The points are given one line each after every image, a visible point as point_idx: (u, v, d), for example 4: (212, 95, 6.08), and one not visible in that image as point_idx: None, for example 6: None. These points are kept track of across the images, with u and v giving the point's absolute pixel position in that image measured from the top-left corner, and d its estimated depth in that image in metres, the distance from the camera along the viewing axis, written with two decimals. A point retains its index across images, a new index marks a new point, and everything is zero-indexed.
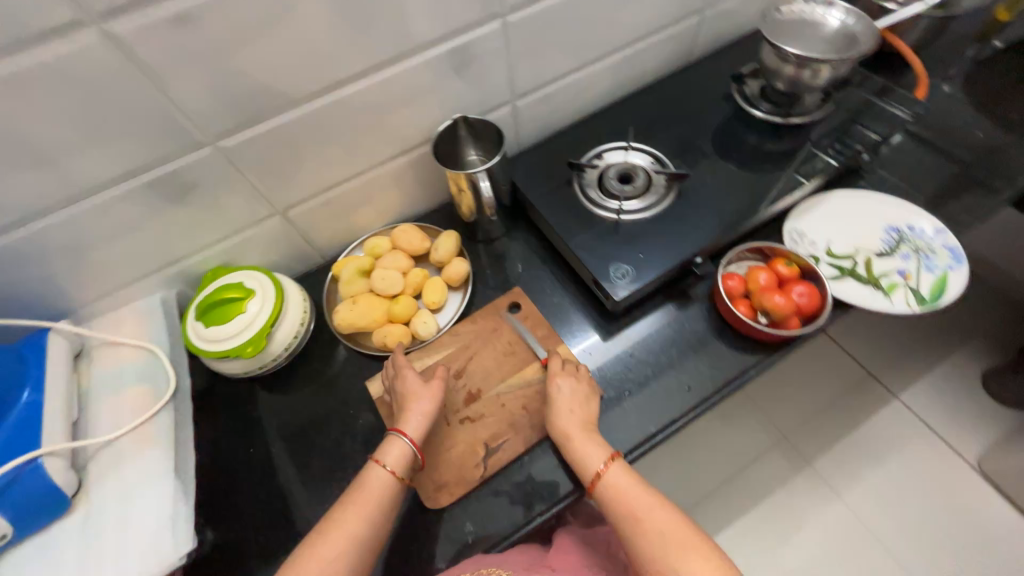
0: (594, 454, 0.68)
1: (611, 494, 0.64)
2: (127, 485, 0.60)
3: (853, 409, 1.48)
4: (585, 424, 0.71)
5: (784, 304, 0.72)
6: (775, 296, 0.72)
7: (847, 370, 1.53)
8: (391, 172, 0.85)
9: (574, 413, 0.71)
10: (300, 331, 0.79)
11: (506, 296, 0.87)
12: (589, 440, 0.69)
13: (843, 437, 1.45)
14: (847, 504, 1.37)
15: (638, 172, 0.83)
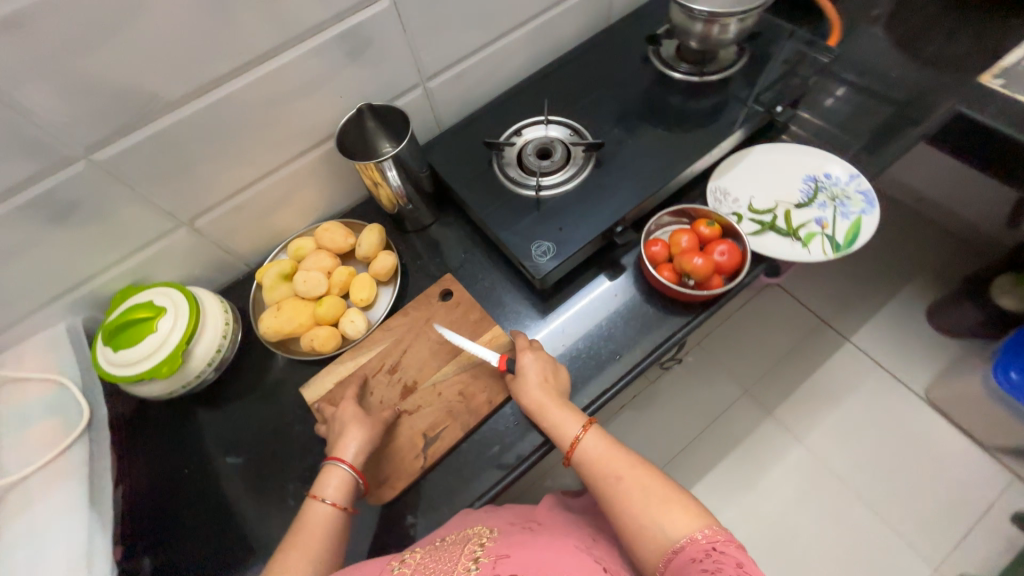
0: (571, 420, 0.66)
1: (587, 460, 0.63)
2: (41, 524, 0.57)
3: (808, 356, 1.52)
4: (558, 395, 0.69)
5: (703, 265, 0.72)
6: (694, 258, 0.72)
7: (800, 319, 1.57)
8: (304, 169, 0.81)
9: (545, 386, 0.69)
10: (224, 345, 0.77)
11: (437, 283, 0.84)
12: (564, 407, 0.67)
13: (800, 385, 1.49)
14: (807, 447, 1.42)
15: (556, 146, 0.81)
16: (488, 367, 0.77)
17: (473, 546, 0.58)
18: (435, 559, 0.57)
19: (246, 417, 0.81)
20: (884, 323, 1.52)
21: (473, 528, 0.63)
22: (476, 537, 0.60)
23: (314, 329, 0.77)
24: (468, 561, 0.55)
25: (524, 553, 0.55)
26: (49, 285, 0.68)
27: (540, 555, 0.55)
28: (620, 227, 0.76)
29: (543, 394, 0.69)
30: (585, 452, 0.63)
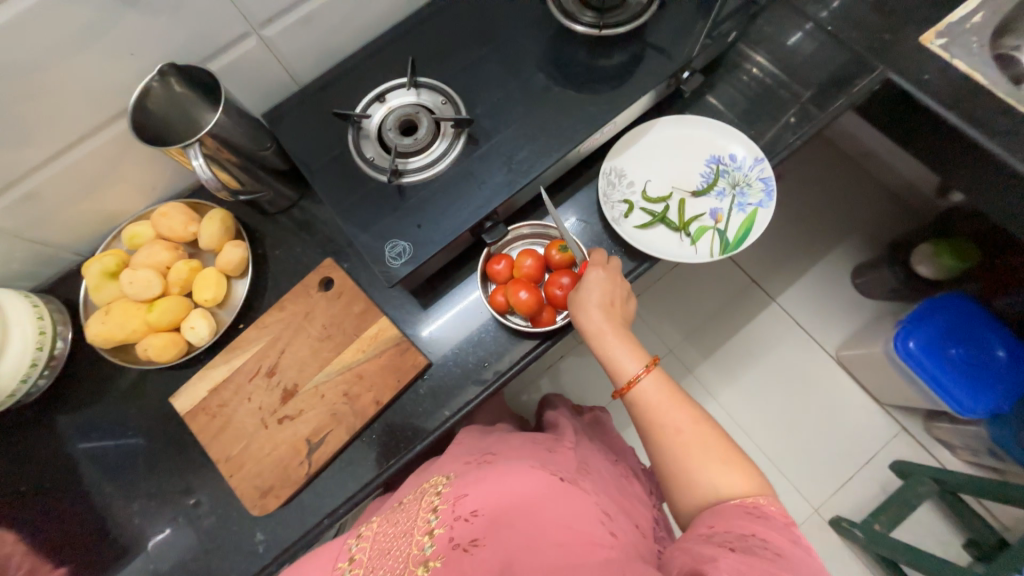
0: (633, 357, 0.59)
1: (642, 403, 0.57)
2: None
3: (734, 317, 1.48)
4: (619, 321, 0.62)
5: (528, 301, 0.66)
6: (520, 291, 0.67)
7: (733, 278, 1.50)
8: (112, 145, 0.67)
9: (615, 309, 0.62)
10: (42, 356, 0.68)
11: (317, 271, 0.73)
12: (628, 342, 0.60)
13: (724, 344, 1.47)
14: (721, 404, 1.43)
15: (422, 119, 0.68)
16: (379, 361, 0.67)
17: (430, 497, 0.57)
18: (391, 524, 0.58)
19: (82, 427, 0.72)
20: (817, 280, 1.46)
21: (427, 481, 0.62)
22: (432, 488, 0.59)
23: (150, 337, 0.69)
24: (425, 514, 0.55)
25: (483, 487, 0.54)
26: None
27: (497, 481, 0.55)
28: (490, 223, 0.67)
29: (609, 319, 0.61)
30: (642, 395, 0.57)
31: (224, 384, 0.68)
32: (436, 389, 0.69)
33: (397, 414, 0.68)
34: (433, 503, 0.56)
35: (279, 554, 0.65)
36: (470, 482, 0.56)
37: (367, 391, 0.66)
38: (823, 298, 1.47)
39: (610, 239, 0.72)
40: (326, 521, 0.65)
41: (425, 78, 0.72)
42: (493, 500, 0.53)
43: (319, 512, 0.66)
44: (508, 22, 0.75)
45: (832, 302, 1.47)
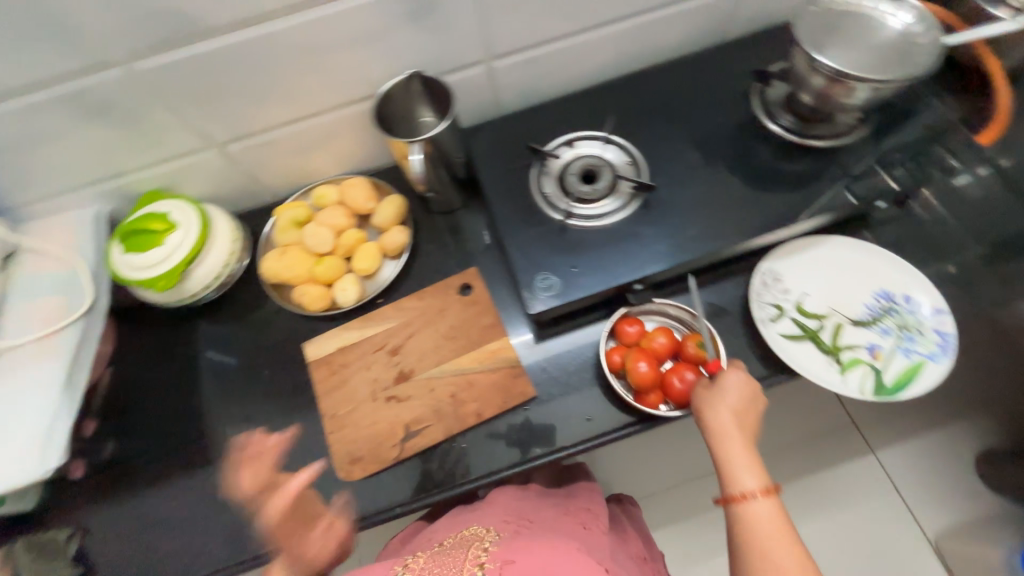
0: (752, 474, 0.55)
1: (746, 524, 0.52)
2: (15, 388, 0.61)
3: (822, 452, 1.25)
4: (748, 433, 0.59)
5: (646, 374, 0.66)
6: (641, 362, 0.67)
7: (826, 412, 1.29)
8: (341, 121, 0.78)
9: (746, 411, 0.60)
10: (225, 273, 0.78)
11: (460, 275, 0.78)
12: (750, 457, 0.56)
13: (803, 479, 1.24)
14: None
15: (604, 172, 0.73)
16: (491, 376, 0.70)
17: (477, 551, 0.56)
18: (439, 564, 0.55)
19: (224, 340, 0.81)
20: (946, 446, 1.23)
21: (466, 531, 0.62)
22: (477, 540, 0.58)
23: (308, 285, 0.77)
24: (473, 564, 0.53)
25: (530, 556, 0.53)
26: (86, 173, 0.73)
27: (545, 552, 0.54)
28: (639, 285, 0.69)
29: (740, 422, 0.59)
30: (749, 516, 0.53)
31: (352, 347, 0.74)
32: (535, 424, 0.68)
33: (491, 433, 0.68)
34: (480, 559, 0.54)
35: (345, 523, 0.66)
36: (515, 550, 0.55)
37: (473, 400, 0.69)
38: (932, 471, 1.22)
39: (751, 337, 0.70)
40: (394, 511, 0.65)
41: (615, 137, 0.77)
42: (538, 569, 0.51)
43: (393, 498, 0.66)
44: (706, 106, 0.78)
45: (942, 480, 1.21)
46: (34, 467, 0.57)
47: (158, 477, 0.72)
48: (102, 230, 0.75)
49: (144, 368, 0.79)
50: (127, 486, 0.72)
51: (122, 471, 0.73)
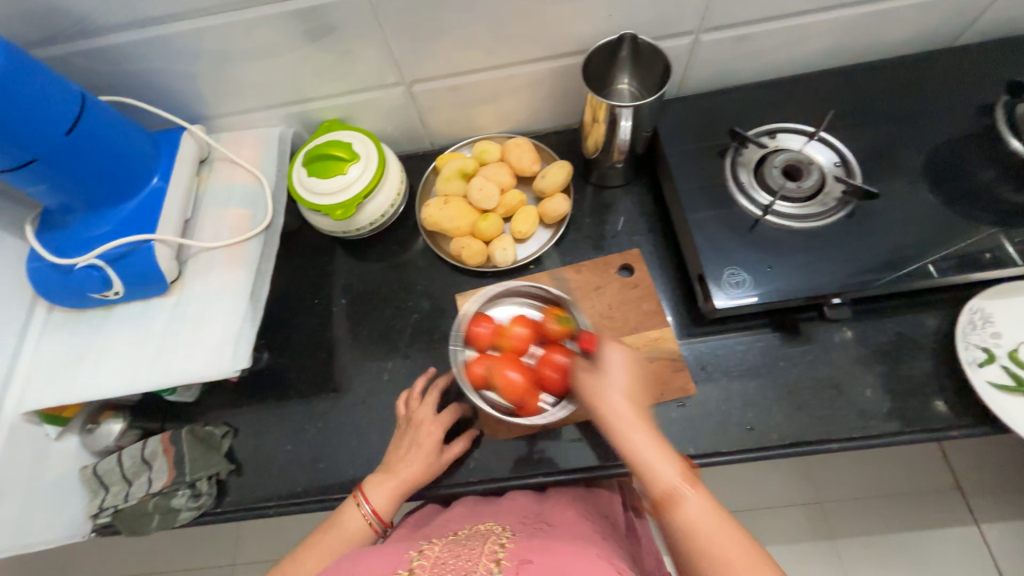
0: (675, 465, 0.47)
1: (689, 527, 0.45)
2: (210, 289, 0.65)
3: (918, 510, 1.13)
4: (643, 408, 0.51)
5: (516, 384, 0.63)
6: (507, 371, 0.63)
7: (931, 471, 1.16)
8: (528, 76, 0.75)
9: (650, 432, 0.50)
10: (388, 213, 0.79)
11: (620, 254, 0.75)
12: (663, 446, 0.48)
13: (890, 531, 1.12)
14: None
15: (812, 170, 0.67)
16: (649, 364, 0.67)
17: (493, 547, 0.49)
18: (453, 555, 0.48)
19: (372, 278, 0.82)
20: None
21: (482, 525, 0.56)
22: (495, 534, 0.52)
23: (469, 238, 0.76)
24: (490, 560, 0.46)
25: (552, 556, 0.46)
26: (280, 93, 0.74)
27: (565, 552, 0.47)
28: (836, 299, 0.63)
29: (629, 409, 0.50)
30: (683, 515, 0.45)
31: (504, 308, 0.74)
32: (690, 422, 0.65)
33: None
34: (496, 555, 0.47)
35: (484, 478, 0.67)
36: (535, 549, 0.48)
37: None
38: None
39: (943, 378, 0.64)
40: (534, 479, 0.67)
41: (826, 134, 0.70)
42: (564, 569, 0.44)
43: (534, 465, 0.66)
44: (929, 116, 0.71)
45: None
46: (226, 365, 0.60)
47: (304, 395, 0.75)
48: (284, 151, 0.77)
49: (296, 291, 0.82)
50: (273, 398, 0.75)
51: (271, 384, 0.76)
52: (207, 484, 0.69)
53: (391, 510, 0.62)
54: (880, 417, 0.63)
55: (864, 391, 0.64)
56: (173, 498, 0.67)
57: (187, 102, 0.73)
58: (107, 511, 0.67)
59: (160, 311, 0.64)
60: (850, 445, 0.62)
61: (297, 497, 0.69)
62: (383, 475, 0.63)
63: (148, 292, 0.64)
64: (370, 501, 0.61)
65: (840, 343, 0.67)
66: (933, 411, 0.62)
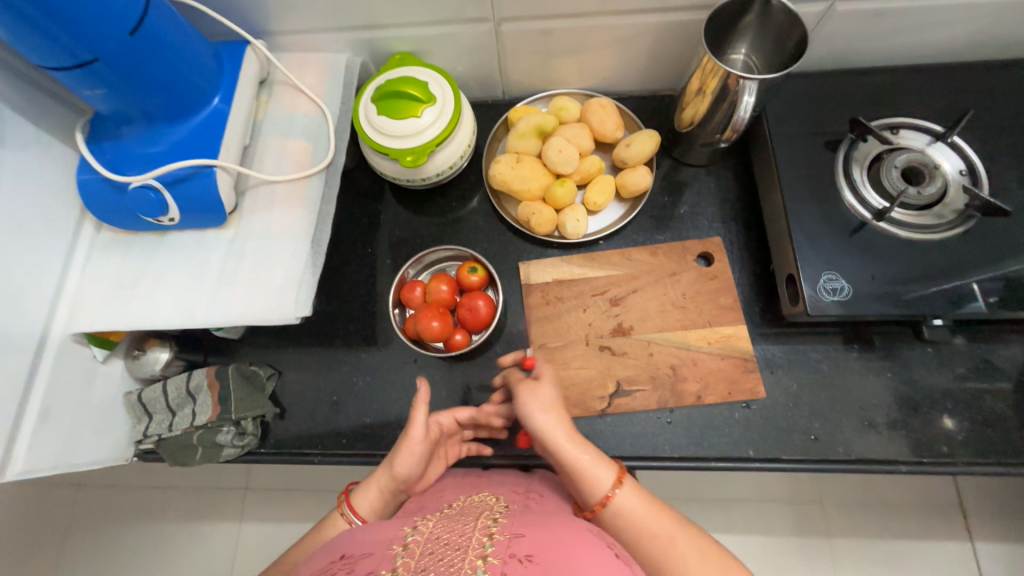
0: (606, 469, 0.51)
1: (623, 520, 0.49)
2: (269, 226, 0.60)
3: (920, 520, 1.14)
4: (572, 423, 0.54)
5: (438, 329, 0.65)
6: (432, 320, 0.65)
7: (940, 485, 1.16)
8: (631, 29, 0.67)
9: (665, 521, 0.49)
10: (455, 166, 0.72)
11: (699, 241, 0.70)
12: (597, 456, 0.52)
13: (886, 536, 1.14)
14: None
15: (936, 176, 0.61)
16: (719, 362, 0.64)
17: (486, 521, 0.47)
18: (446, 530, 0.46)
19: (428, 232, 0.77)
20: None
21: (477, 497, 0.54)
22: (486, 509, 0.49)
23: (540, 204, 0.71)
24: (482, 536, 0.44)
25: (544, 534, 0.44)
26: (353, 14, 0.66)
27: (559, 533, 0.45)
28: (937, 321, 0.58)
29: (564, 427, 0.53)
30: (621, 511, 0.50)
31: (569, 283, 0.70)
32: (753, 424, 0.63)
33: (704, 418, 0.63)
34: (489, 529, 0.45)
35: (535, 454, 0.66)
36: (526, 524, 0.46)
37: (695, 379, 0.64)
38: None
39: None
40: None
41: (957, 139, 0.62)
42: (556, 549, 0.42)
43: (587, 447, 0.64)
44: None
45: None
46: (288, 310, 0.56)
47: (349, 346, 0.73)
48: (350, 82, 0.70)
49: (347, 237, 0.77)
50: (318, 346, 0.73)
51: (317, 330, 0.74)
52: (252, 424, 0.68)
53: (379, 513, 0.57)
54: (953, 445, 0.60)
55: (941, 417, 0.62)
56: (218, 434, 0.66)
57: (250, 12, 0.65)
58: (152, 438, 0.67)
59: (216, 244, 0.60)
60: (916, 470, 0.60)
61: (341, 449, 0.68)
62: (370, 484, 0.58)
63: (204, 222, 0.59)
64: (358, 513, 0.56)
65: (923, 364, 0.64)
66: (1011, 447, 0.60)
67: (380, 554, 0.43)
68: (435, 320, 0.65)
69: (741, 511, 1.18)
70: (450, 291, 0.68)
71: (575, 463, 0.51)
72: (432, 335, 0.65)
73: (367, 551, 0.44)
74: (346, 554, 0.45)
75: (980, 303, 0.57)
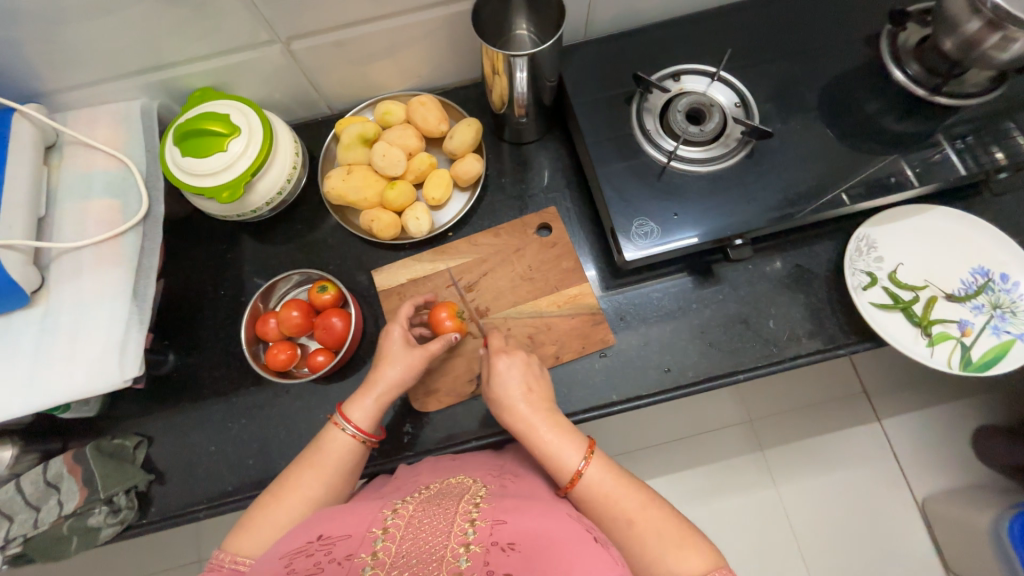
0: (571, 446, 0.54)
1: (591, 496, 0.52)
2: (82, 294, 0.58)
3: (832, 414, 1.21)
4: (546, 407, 0.58)
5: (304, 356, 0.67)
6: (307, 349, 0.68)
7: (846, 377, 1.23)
8: (422, 26, 0.69)
9: (629, 494, 0.52)
10: (285, 191, 0.72)
11: (537, 214, 0.74)
12: (562, 430, 0.55)
13: (811, 437, 1.20)
14: (780, 495, 1.17)
15: (713, 113, 0.69)
16: (571, 321, 0.68)
17: (467, 505, 0.47)
18: (427, 515, 0.46)
19: (281, 261, 0.76)
20: (972, 411, 1.21)
21: (453, 479, 0.55)
22: (468, 494, 0.50)
23: (379, 210, 0.71)
24: (463, 522, 0.45)
25: (526, 520, 0.46)
26: (130, 60, 0.63)
27: (541, 522, 0.46)
28: (738, 241, 0.66)
29: (528, 410, 0.56)
30: (588, 488, 0.52)
31: (423, 280, 0.72)
32: (612, 371, 0.67)
33: (567, 376, 0.67)
34: (472, 515, 0.46)
35: (420, 450, 0.66)
36: (507, 509, 0.48)
37: (551, 342, 0.68)
38: (934, 442, 1.19)
39: (835, 302, 0.69)
40: (470, 443, 0.66)
41: (725, 75, 0.71)
42: (535, 540, 0.43)
43: (467, 432, 0.67)
44: (815, 51, 0.73)
45: (943, 451, 1.19)
46: (113, 375, 0.55)
47: (220, 393, 0.71)
48: (151, 129, 0.68)
49: (199, 284, 0.76)
50: (187, 400, 0.71)
51: (182, 386, 0.71)
52: (126, 498, 0.65)
53: (375, 419, 0.58)
54: (780, 345, 0.68)
55: (768, 322, 0.69)
56: (89, 517, 0.63)
57: (13, 77, 0.61)
58: (16, 541, 0.62)
59: (24, 325, 0.57)
60: (754, 376, 0.67)
61: (230, 496, 0.67)
62: (360, 393, 0.58)
63: (3, 306, 0.56)
64: (351, 420, 0.57)
65: (745, 280, 0.71)
66: (825, 335, 0.68)
67: (359, 535, 0.44)
68: (444, 307, 0.67)
69: (675, 450, 1.22)
70: (303, 315, 0.69)
71: (546, 447, 0.54)
72: (437, 323, 0.66)
73: (344, 533, 0.44)
74: (322, 534, 0.45)
75: (843, 197, 0.66)
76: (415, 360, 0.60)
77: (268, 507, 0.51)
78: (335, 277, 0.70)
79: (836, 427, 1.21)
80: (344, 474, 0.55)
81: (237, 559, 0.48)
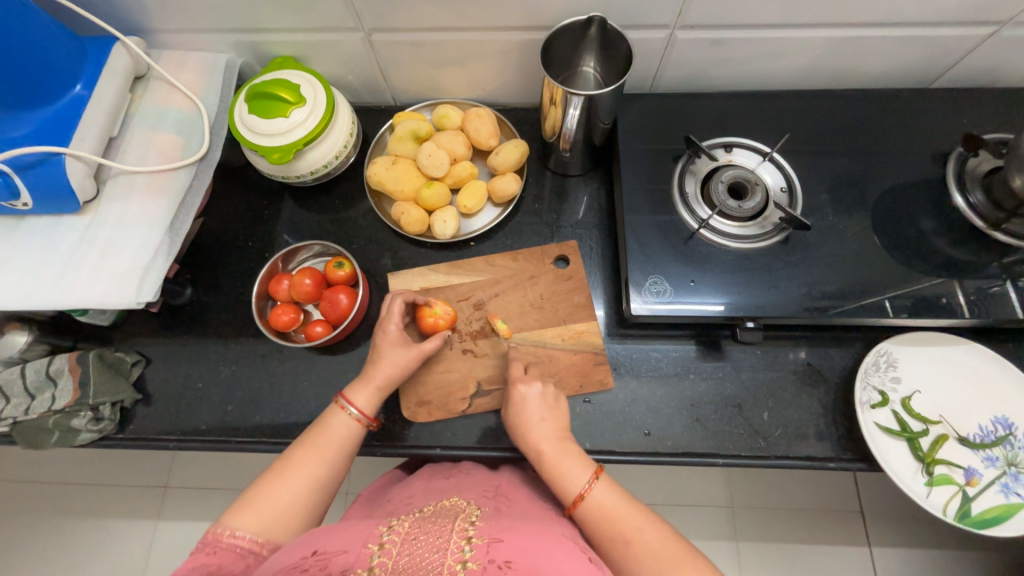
0: (578, 468, 0.55)
1: (593, 519, 0.52)
2: (128, 217, 0.63)
3: (818, 523, 1.14)
4: (562, 435, 0.58)
5: (313, 329, 0.71)
6: (317, 324, 0.72)
7: (841, 489, 1.17)
8: (497, 45, 0.71)
9: (635, 514, 0.52)
10: (331, 166, 0.76)
11: (559, 245, 0.75)
12: (569, 454, 0.56)
13: (789, 541, 1.13)
14: None
15: (756, 191, 0.69)
16: (569, 358, 0.69)
17: (463, 523, 0.47)
18: (424, 532, 0.46)
19: (309, 228, 0.80)
20: (972, 563, 1.11)
21: (447, 500, 0.53)
22: (462, 513, 0.50)
23: (411, 205, 0.74)
24: (460, 540, 0.45)
25: (521, 539, 0.46)
26: (226, 20, 0.68)
27: (538, 541, 0.46)
28: (750, 324, 0.65)
29: (542, 437, 0.57)
30: (591, 510, 0.52)
31: (435, 280, 0.74)
32: (591, 418, 0.67)
33: None
34: (468, 532, 0.46)
35: (384, 444, 0.67)
36: (504, 529, 0.47)
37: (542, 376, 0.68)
38: None
39: (837, 412, 0.66)
40: (436, 450, 0.66)
41: (778, 156, 0.71)
42: (533, 557, 0.44)
43: (435, 438, 0.67)
44: (878, 154, 0.72)
45: None
46: (130, 295, 0.60)
47: (220, 335, 0.75)
48: (230, 83, 0.73)
49: (231, 230, 0.80)
50: (190, 334, 0.75)
51: (188, 320, 0.75)
52: (110, 410, 0.69)
53: (377, 404, 0.59)
54: (770, 440, 0.65)
55: (763, 414, 0.66)
56: (74, 419, 0.66)
57: (125, 12, 0.67)
58: (6, 421, 0.66)
59: (72, 230, 0.63)
60: (735, 464, 0.64)
61: (200, 435, 0.69)
62: (361, 379, 0.60)
63: (59, 208, 0.62)
64: (354, 404, 0.58)
65: (749, 363, 0.69)
66: (817, 443, 0.65)
67: (356, 551, 0.43)
68: (426, 312, 0.68)
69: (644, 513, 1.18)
70: (314, 284, 0.72)
71: (551, 466, 0.56)
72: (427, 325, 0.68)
73: (340, 547, 0.44)
74: (317, 548, 0.44)
75: (887, 308, 0.63)
76: (411, 358, 0.62)
77: (274, 482, 0.52)
78: (352, 255, 0.74)
79: (818, 538, 1.13)
80: (346, 454, 0.56)
81: (235, 534, 0.48)
